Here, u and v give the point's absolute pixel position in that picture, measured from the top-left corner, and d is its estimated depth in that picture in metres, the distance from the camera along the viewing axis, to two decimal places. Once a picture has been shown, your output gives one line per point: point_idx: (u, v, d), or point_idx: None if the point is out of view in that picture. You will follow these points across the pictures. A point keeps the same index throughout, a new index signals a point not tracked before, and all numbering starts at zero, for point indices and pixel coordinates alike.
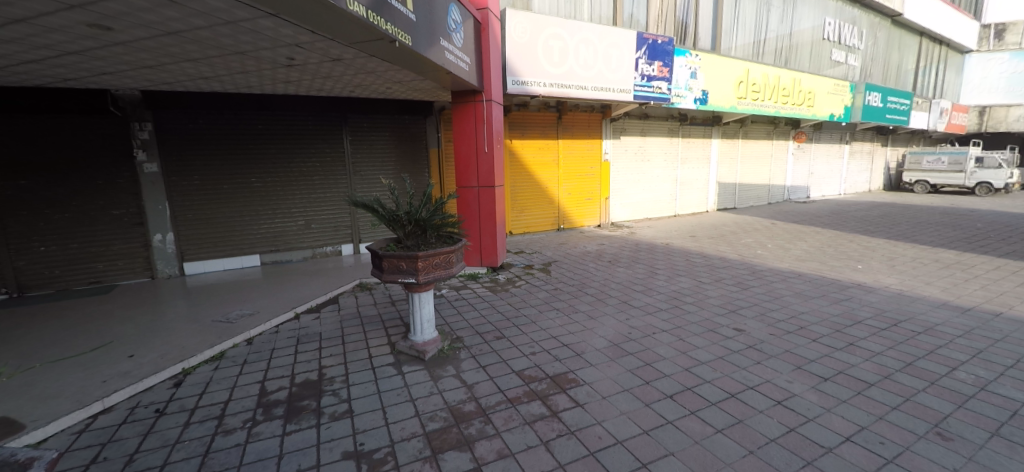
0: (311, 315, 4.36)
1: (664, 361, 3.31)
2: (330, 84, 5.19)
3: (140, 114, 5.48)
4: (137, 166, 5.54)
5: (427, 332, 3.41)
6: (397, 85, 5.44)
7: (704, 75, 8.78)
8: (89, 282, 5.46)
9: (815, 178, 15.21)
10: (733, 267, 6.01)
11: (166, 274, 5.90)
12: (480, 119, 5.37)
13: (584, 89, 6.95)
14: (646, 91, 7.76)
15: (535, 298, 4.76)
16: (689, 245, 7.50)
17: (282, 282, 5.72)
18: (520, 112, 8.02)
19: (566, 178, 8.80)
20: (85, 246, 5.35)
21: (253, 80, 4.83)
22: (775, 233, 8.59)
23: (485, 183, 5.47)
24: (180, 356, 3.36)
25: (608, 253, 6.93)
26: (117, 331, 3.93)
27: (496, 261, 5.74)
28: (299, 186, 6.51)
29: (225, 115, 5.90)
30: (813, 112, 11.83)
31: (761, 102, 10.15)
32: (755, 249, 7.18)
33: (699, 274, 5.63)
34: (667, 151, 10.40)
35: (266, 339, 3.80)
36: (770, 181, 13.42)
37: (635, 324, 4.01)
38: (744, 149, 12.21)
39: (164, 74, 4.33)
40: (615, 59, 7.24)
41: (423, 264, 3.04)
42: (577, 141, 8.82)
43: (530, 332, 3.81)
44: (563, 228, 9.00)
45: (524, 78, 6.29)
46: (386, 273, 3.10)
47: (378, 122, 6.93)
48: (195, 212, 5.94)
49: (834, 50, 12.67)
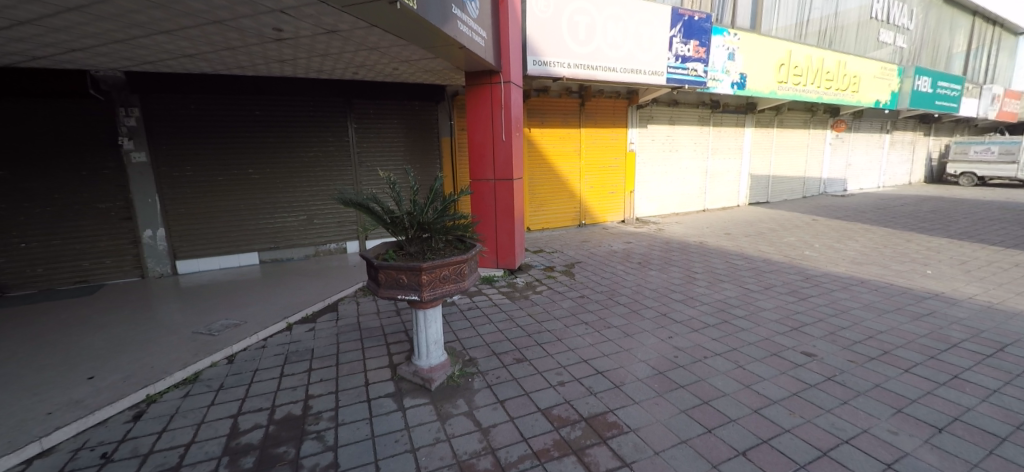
0: (305, 326, 3.84)
1: (723, 397, 2.68)
2: (330, 64, 4.61)
3: (126, 99, 5.00)
4: (124, 155, 5.07)
5: (434, 355, 2.86)
6: (404, 65, 4.84)
7: (742, 57, 7.98)
8: (74, 282, 5.06)
9: (853, 170, 14.19)
10: (782, 272, 5.30)
11: (157, 273, 5.46)
12: (497, 104, 4.75)
13: (611, 71, 6.24)
14: (680, 73, 7.00)
15: (559, 308, 4.15)
16: (726, 244, 6.79)
17: (279, 283, 5.22)
18: (539, 98, 7.36)
19: (588, 170, 8.14)
20: (68, 243, 4.93)
21: (243, 59, 4.27)
22: (819, 231, 7.81)
23: (502, 175, 4.87)
24: (146, 379, 2.87)
25: (636, 253, 6.27)
26: (86, 344, 3.45)
27: (514, 263, 5.14)
28: (300, 178, 6.00)
29: (217, 99, 5.39)
30: (857, 98, 10.87)
31: (803, 87, 9.27)
32: (802, 250, 6.43)
33: (745, 280, 4.95)
34: (697, 140, 9.63)
35: (250, 356, 3.29)
36: (805, 173, 12.50)
37: (680, 345, 3.39)
38: (779, 138, 11.33)
39: (140, 50, 3.80)
40: (646, 37, 6.50)
41: (428, 277, 2.46)
42: (600, 130, 8.13)
43: (556, 353, 3.23)
44: (584, 223, 8.34)
45: (545, 59, 5.62)
46: (383, 288, 2.54)
47: (385, 109, 6.36)
48: (188, 206, 5.48)
49: (882, 30, 11.60)
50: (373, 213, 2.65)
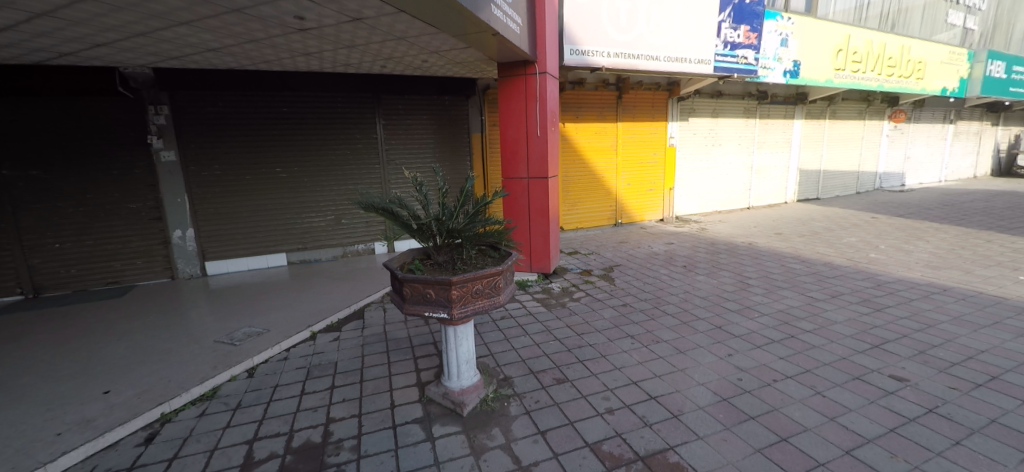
0: (329, 336, 3.62)
1: (805, 434, 2.23)
2: (356, 56, 4.38)
3: (156, 96, 4.94)
4: (154, 154, 5.02)
5: (466, 376, 2.56)
6: (433, 57, 4.55)
7: (796, 42, 7.31)
8: (106, 283, 5.07)
9: (912, 163, 13.04)
10: (849, 278, 4.73)
11: (187, 274, 5.42)
12: (531, 96, 4.39)
13: (654, 60, 5.77)
14: (728, 61, 6.44)
15: (600, 319, 3.77)
16: (778, 245, 6.21)
17: (306, 285, 5.07)
18: (574, 91, 6.96)
19: (625, 167, 7.68)
20: (100, 244, 4.93)
21: (267, 53, 4.09)
22: (882, 230, 7.07)
23: (537, 173, 4.53)
24: (162, 395, 2.70)
25: (679, 256, 5.79)
26: (109, 353, 3.34)
27: (548, 267, 4.79)
28: (328, 177, 5.84)
29: (244, 97, 5.27)
30: (922, 85, 9.90)
31: (863, 73, 8.46)
32: (867, 252, 5.79)
33: (808, 288, 4.41)
34: (742, 134, 8.96)
35: (271, 370, 3.10)
36: (859, 167, 11.54)
37: (743, 365, 2.95)
38: (831, 130, 10.47)
39: (163, 45, 3.66)
40: (692, 22, 5.97)
41: (459, 291, 2.15)
42: (638, 124, 7.65)
43: (600, 373, 2.87)
44: (619, 223, 7.89)
45: (583, 48, 5.23)
46: (408, 303, 2.25)
47: (414, 104, 6.12)
48: (217, 206, 5.40)
49: (951, 10, 10.51)
50: (399, 219, 2.38)
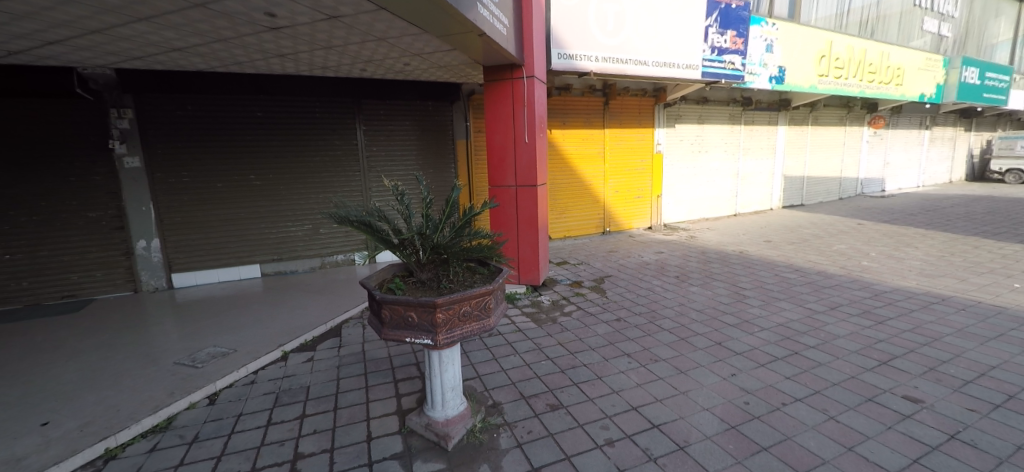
0: (302, 356, 3.34)
1: (824, 466, 2.05)
2: (335, 58, 4.14)
3: (119, 99, 4.58)
4: (116, 160, 4.67)
5: (451, 404, 2.33)
6: (416, 60, 4.34)
7: (781, 48, 7.33)
8: (62, 297, 4.67)
9: (891, 169, 13.29)
10: (844, 287, 4.64)
11: (152, 286, 5.05)
12: (519, 102, 4.22)
13: (643, 64, 5.66)
14: (716, 67, 6.37)
15: (594, 335, 3.57)
16: (770, 253, 6.13)
17: (281, 299, 4.76)
18: (561, 97, 6.83)
19: (613, 174, 7.56)
20: (56, 255, 4.55)
21: (237, 53, 3.82)
22: (870, 237, 7.07)
23: (526, 181, 4.34)
24: (107, 427, 2.38)
25: (671, 265, 5.65)
26: (53, 378, 2.99)
27: (538, 279, 4.59)
28: (305, 184, 5.55)
29: (215, 100, 4.96)
30: (901, 92, 10.08)
31: (845, 80, 8.55)
32: (858, 259, 5.74)
33: (805, 299, 4.29)
34: (728, 140, 8.96)
35: (235, 396, 2.80)
36: (841, 173, 11.69)
37: (747, 386, 2.78)
38: (814, 137, 10.58)
39: (121, 44, 3.36)
40: (680, 26, 5.90)
41: (444, 315, 1.92)
42: (626, 130, 7.55)
43: (598, 398, 2.66)
44: (608, 231, 7.76)
45: (570, 52, 5.09)
46: (387, 328, 2.01)
47: (397, 110, 5.88)
48: (184, 216, 5.05)
49: (925, 17, 10.76)
50: (377, 234, 2.12)
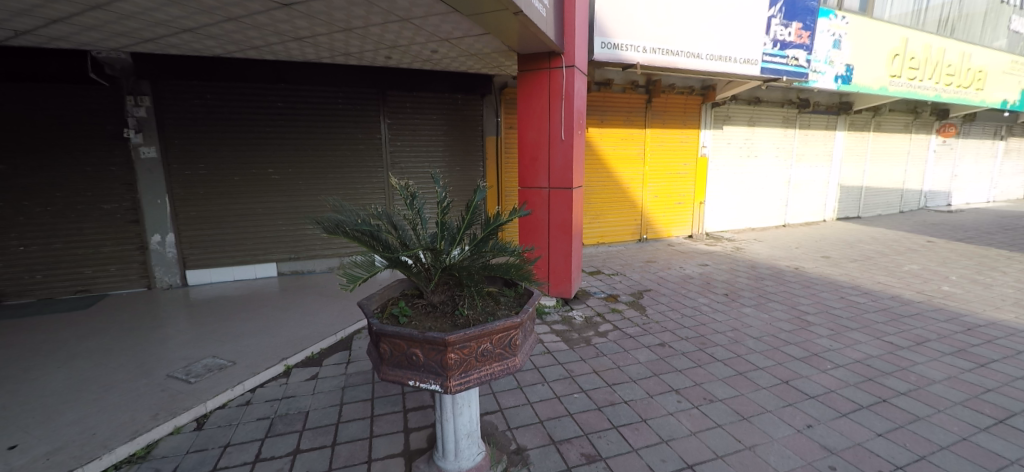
0: (306, 373, 3.03)
1: None
2: (357, 42, 3.80)
3: (136, 85, 4.45)
4: (132, 149, 4.52)
5: (466, 455, 1.94)
6: (444, 46, 3.96)
7: (850, 44, 6.58)
8: (76, 291, 4.57)
9: (960, 182, 12.05)
10: (927, 317, 3.96)
11: (166, 283, 4.88)
12: (555, 94, 3.77)
13: (696, 57, 5.10)
14: (777, 62, 5.72)
15: (634, 363, 3.09)
16: (831, 272, 5.46)
17: (296, 301, 4.50)
18: (600, 93, 6.32)
19: (652, 178, 6.99)
20: (70, 248, 4.45)
21: (252, 35, 3.55)
22: (946, 258, 6.24)
23: (560, 184, 3.90)
24: (79, 455, 2.12)
25: (718, 281, 5.07)
26: (41, 385, 2.77)
27: (570, 292, 4.13)
28: (325, 179, 5.28)
29: (235, 88, 4.74)
30: (982, 96, 9.02)
31: (920, 82, 7.66)
32: (938, 284, 4.99)
33: (882, 330, 3.66)
34: (780, 145, 8.21)
35: (226, 420, 2.51)
36: (904, 184, 10.65)
37: (830, 444, 2.23)
38: (875, 143, 9.65)
39: (129, 23, 3.13)
40: (738, 17, 5.29)
41: (458, 356, 1.53)
42: (668, 131, 6.98)
43: (643, 449, 2.19)
44: (645, 238, 7.21)
45: (615, 41, 4.61)
46: (386, 365, 1.64)
47: (423, 102, 5.53)
48: (201, 209, 4.86)
49: (1014, 14, 9.59)
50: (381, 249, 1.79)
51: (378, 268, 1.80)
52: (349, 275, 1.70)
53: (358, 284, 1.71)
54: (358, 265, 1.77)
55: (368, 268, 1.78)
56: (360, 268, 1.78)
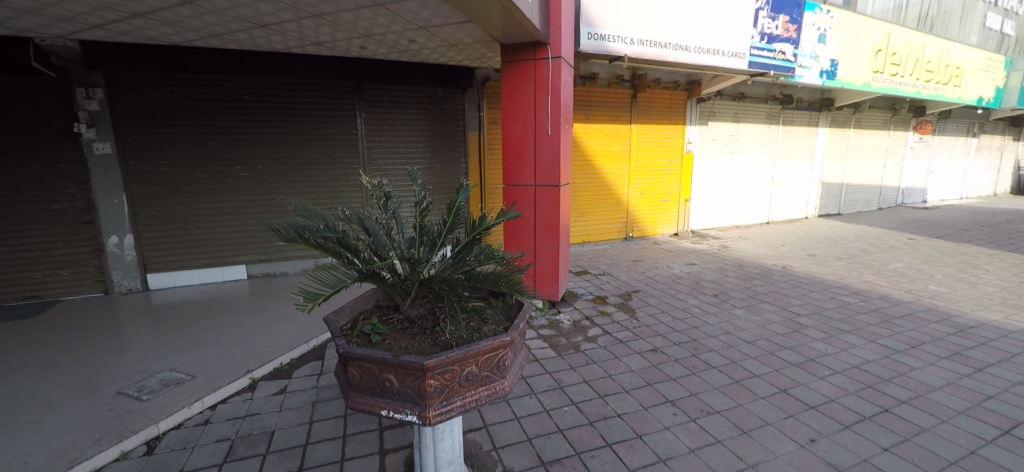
0: (273, 387, 2.78)
1: None
2: (329, 30, 3.54)
3: (88, 76, 4.07)
4: (85, 145, 4.15)
5: None
6: (423, 35, 3.73)
7: (834, 39, 6.56)
8: (24, 298, 4.19)
9: (934, 178, 12.32)
10: (918, 318, 3.92)
11: (124, 288, 4.53)
12: (541, 87, 3.58)
13: (684, 50, 4.97)
14: (765, 56, 5.64)
15: (625, 371, 2.95)
16: (818, 271, 5.43)
17: (266, 305, 4.21)
18: (585, 87, 6.16)
19: (638, 175, 6.88)
20: (16, 251, 4.08)
21: (212, 21, 3.25)
22: (928, 255, 6.29)
23: (547, 181, 3.72)
24: None
25: (707, 280, 4.97)
26: None
27: (557, 294, 3.96)
28: (299, 176, 4.98)
29: (198, 79, 4.40)
30: (958, 94, 9.19)
31: (900, 79, 7.72)
32: (923, 282, 5.00)
33: (875, 333, 3.60)
34: (764, 142, 8.20)
35: (181, 441, 2.26)
36: (882, 181, 10.83)
37: (835, 461, 2.10)
38: (855, 141, 9.76)
39: (71, 6, 2.80)
40: (726, 10, 5.19)
41: (437, 382, 1.37)
42: (655, 127, 6.87)
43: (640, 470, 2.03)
44: (631, 236, 7.10)
45: (602, 32, 4.45)
46: (356, 392, 1.48)
47: (402, 96, 5.29)
48: (162, 209, 4.52)
49: (988, 13, 9.78)
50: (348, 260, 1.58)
51: (342, 282, 1.56)
52: (307, 294, 1.46)
53: (317, 303, 1.47)
54: (318, 281, 1.52)
55: (330, 283, 1.54)
56: (321, 283, 1.54)
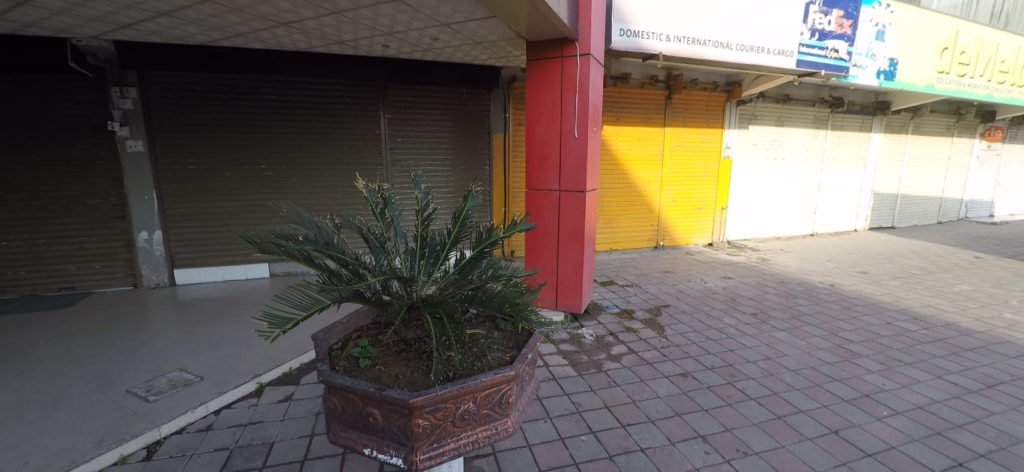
0: (278, 393, 2.68)
1: None
2: (351, 28, 3.45)
3: (122, 76, 4.18)
4: (118, 143, 4.26)
5: None
6: (446, 33, 3.59)
7: (894, 36, 6.00)
8: (59, 289, 4.33)
9: (1005, 190, 11.22)
10: (992, 352, 3.44)
11: (153, 283, 4.61)
12: (568, 86, 3.37)
13: (726, 48, 4.62)
14: (815, 54, 5.20)
15: (651, 397, 2.69)
16: (870, 290, 4.94)
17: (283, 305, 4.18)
18: (616, 88, 5.88)
19: (671, 181, 6.53)
20: (53, 244, 4.21)
21: (234, 20, 3.22)
22: (1001, 277, 5.64)
23: (571, 186, 3.50)
24: None
25: (744, 297, 4.60)
26: None
27: (580, 306, 3.72)
28: (322, 176, 4.96)
29: (227, 79, 4.44)
30: None
31: (969, 80, 7.02)
32: (996, 308, 4.44)
33: (942, 367, 3.17)
34: (810, 148, 7.65)
35: (179, 449, 2.17)
36: (943, 192, 9.94)
37: None
38: (913, 149, 8.99)
39: (99, 6, 2.79)
40: (772, 5, 4.81)
41: (427, 422, 1.20)
42: (690, 131, 6.51)
43: None
44: (662, 245, 6.75)
45: (635, 28, 4.18)
46: (339, 423, 1.32)
47: (427, 96, 5.19)
48: (189, 206, 4.58)
49: None
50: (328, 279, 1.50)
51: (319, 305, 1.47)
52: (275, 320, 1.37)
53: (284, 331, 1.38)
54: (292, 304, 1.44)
55: (304, 307, 1.45)
56: (294, 306, 1.45)
